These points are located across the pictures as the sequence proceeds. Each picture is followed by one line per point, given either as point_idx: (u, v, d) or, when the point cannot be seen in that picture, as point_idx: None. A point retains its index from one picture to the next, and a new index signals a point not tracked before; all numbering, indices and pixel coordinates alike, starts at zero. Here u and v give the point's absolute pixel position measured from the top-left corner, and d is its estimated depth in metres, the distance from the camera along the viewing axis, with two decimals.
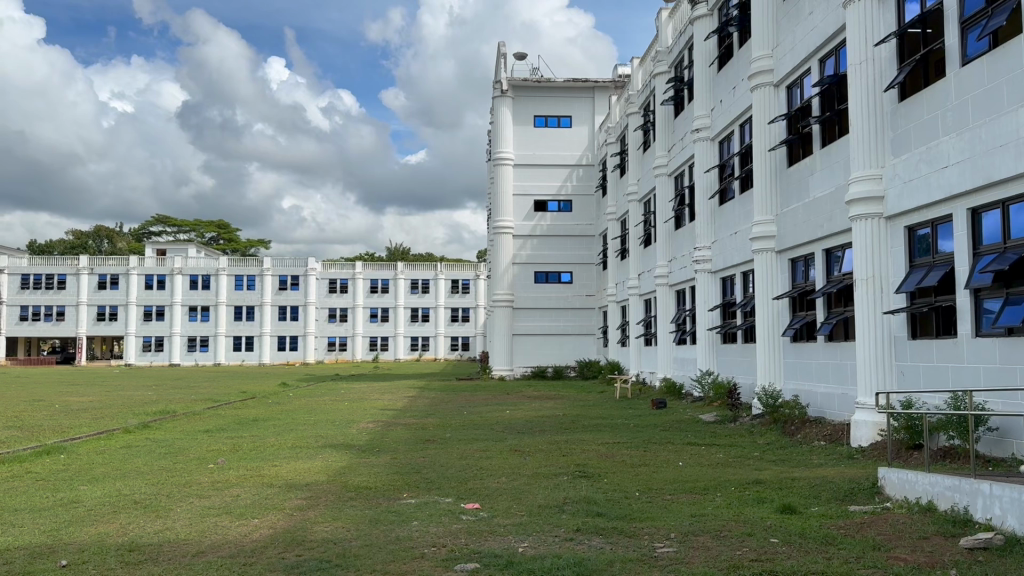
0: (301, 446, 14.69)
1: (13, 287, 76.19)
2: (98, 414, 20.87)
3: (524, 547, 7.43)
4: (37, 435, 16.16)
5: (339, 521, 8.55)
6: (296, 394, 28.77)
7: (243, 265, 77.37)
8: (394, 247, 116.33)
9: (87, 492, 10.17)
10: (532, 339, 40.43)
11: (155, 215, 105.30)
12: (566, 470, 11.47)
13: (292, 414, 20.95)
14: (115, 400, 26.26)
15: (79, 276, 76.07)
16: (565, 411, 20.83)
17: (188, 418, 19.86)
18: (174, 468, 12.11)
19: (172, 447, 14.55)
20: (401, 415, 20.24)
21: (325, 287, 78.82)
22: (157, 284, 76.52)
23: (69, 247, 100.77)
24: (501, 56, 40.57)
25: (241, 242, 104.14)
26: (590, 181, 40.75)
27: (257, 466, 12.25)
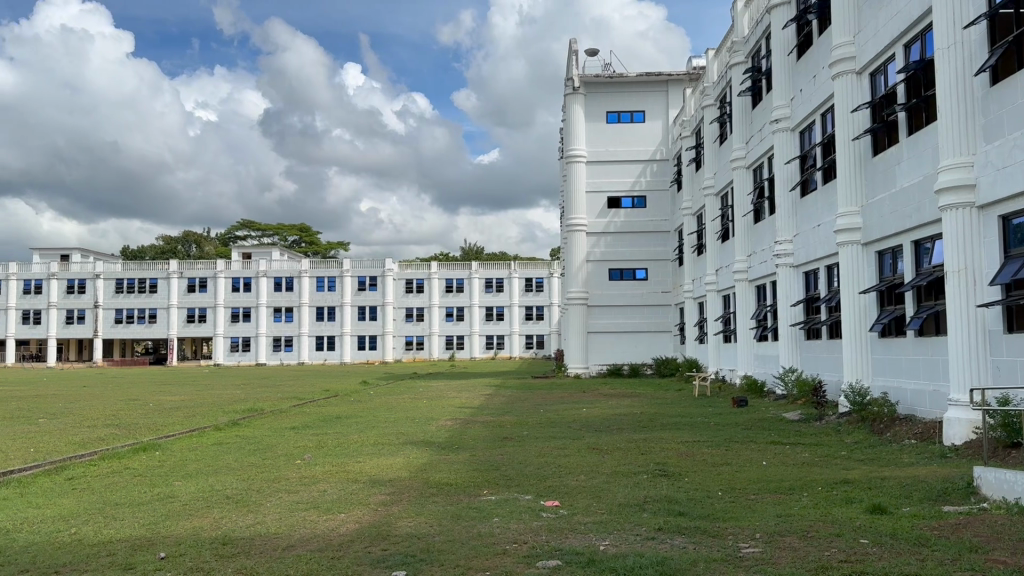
0: (381, 443, 14.96)
1: (109, 290, 79.93)
2: (191, 412, 21.75)
3: (605, 545, 7.41)
4: (134, 433, 16.91)
5: (422, 517, 8.69)
6: (379, 392, 29.37)
7: (323, 266, 79.30)
8: (469, 247, 117.29)
9: (183, 487, 10.62)
10: (608, 337, 40.16)
11: (240, 220, 108.96)
12: (647, 469, 11.35)
13: (373, 411, 21.40)
14: (208, 398, 27.32)
15: (170, 280, 79.34)
16: (643, 409, 20.66)
17: (274, 415, 20.47)
18: (261, 464, 12.50)
19: (260, 443, 15.02)
20: (478, 413, 20.40)
21: (402, 287, 80.01)
22: (244, 287, 79.17)
23: (161, 252, 105.18)
24: (572, 53, 40.46)
25: (321, 244, 106.76)
26: (664, 176, 40.27)
27: (341, 463, 12.53)
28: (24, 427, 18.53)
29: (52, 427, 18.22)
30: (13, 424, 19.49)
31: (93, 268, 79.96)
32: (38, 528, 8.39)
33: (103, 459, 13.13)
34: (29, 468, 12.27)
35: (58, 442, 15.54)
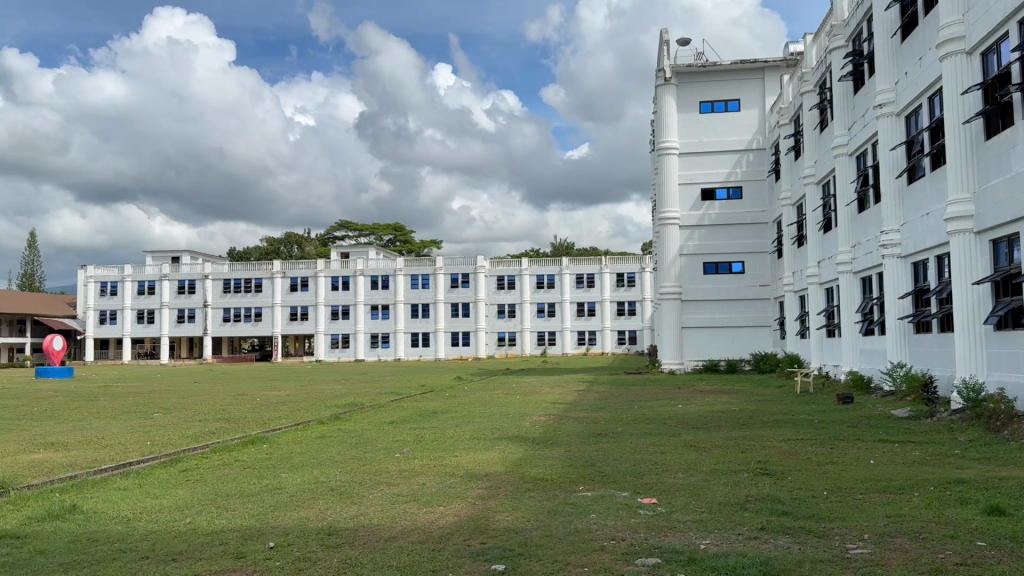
0: (477, 437, 15.11)
1: (217, 290, 83.62)
2: (295, 406, 22.55)
3: (706, 544, 7.28)
4: (243, 426, 17.66)
5: (519, 511, 8.76)
6: (473, 388, 29.77)
7: (417, 264, 80.77)
8: (560, 242, 117.13)
9: (289, 479, 11.03)
10: (704, 332, 39.44)
11: (339, 221, 112.24)
12: (747, 467, 11.13)
13: (468, 406, 21.70)
14: (310, 393, 28.27)
15: (273, 279, 82.43)
16: (743, 406, 20.24)
17: (373, 410, 21.04)
18: (362, 458, 12.83)
19: (361, 437, 15.44)
20: (572, 408, 20.38)
21: (493, 284, 80.58)
22: (343, 285, 81.60)
23: (264, 253, 109.38)
24: (663, 43, 39.86)
25: (415, 243, 108.80)
26: (761, 166, 39.29)
27: (439, 457, 12.73)
28: (144, 420, 19.65)
29: (169, 421, 19.20)
30: (133, 417, 20.66)
31: (202, 269, 83.83)
32: (156, 517, 8.87)
33: (214, 452, 13.74)
34: (147, 459, 12.96)
35: (174, 435, 16.37)
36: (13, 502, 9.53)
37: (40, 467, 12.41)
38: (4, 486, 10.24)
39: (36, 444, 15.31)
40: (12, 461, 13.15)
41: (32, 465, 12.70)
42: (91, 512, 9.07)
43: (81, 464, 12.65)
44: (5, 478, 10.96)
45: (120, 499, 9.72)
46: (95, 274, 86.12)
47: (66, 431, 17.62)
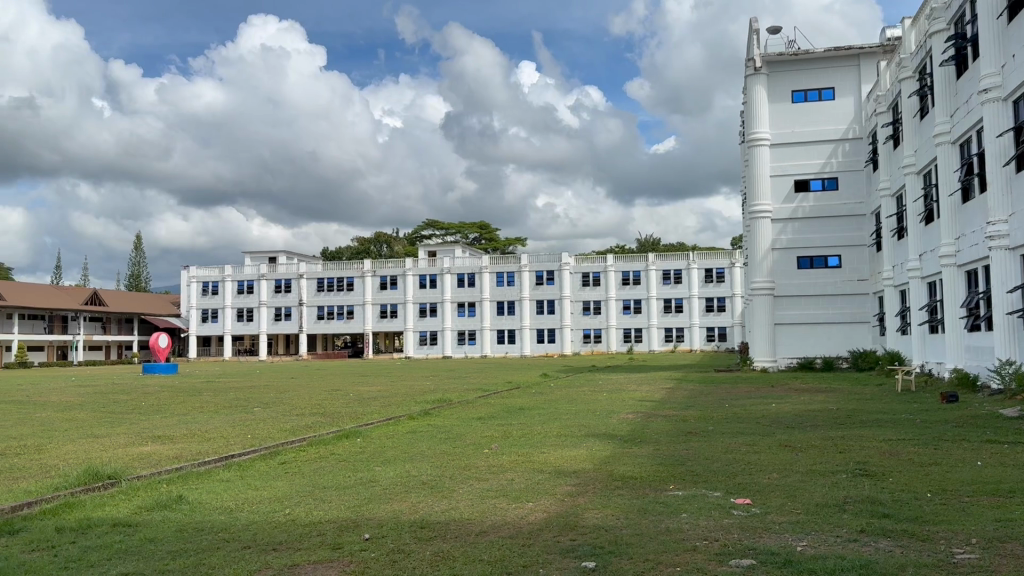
0: (565, 434, 15.08)
1: (311, 289, 86.26)
2: (387, 402, 23.03)
3: (803, 546, 7.11)
4: (339, 420, 18.17)
5: (609, 509, 8.73)
6: (560, 385, 29.81)
7: (503, 262, 81.42)
8: (645, 238, 115.87)
9: (382, 472, 11.30)
10: (798, 328, 38.32)
11: (426, 220, 114.06)
12: (844, 468, 10.79)
13: (555, 403, 21.76)
14: (401, 389, 28.79)
15: (364, 278, 84.53)
16: (839, 404, 19.66)
17: (461, 405, 21.33)
18: (452, 453, 13.01)
19: (450, 432, 15.69)
20: (660, 406, 20.17)
21: (578, 281, 80.29)
22: (430, 283, 82.97)
23: (355, 252, 112.09)
24: (753, 32, 38.92)
25: (500, 241, 109.53)
26: (858, 156, 37.92)
27: (527, 453, 12.79)
28: (244, 414, 20.43)
29: (267, 415, 19.93)
30: (233, 411, 21.56)
31: (297, 269, 86.58)
32: (257, 507, 9.22)
33: (311, 445, 14.16)
34: (248, 451, 13.50)
35: (272, 428, 16.96)
36: (125, 491, 10.05)
37: (149, 458, 13.06)
38: (117, 475, 10.82)
39: (146, 436, 16.10)
40: (124, 452, 13.89)
41: (142, 456, 13.38)
42: (196, 502, 9.50)
43: (187, 456, 13.26)
44: (119, 469, 11.58)
45: (223, 490, 10.14)
46: (197, 274, 90.01)
47: (173, 424, 18.50)
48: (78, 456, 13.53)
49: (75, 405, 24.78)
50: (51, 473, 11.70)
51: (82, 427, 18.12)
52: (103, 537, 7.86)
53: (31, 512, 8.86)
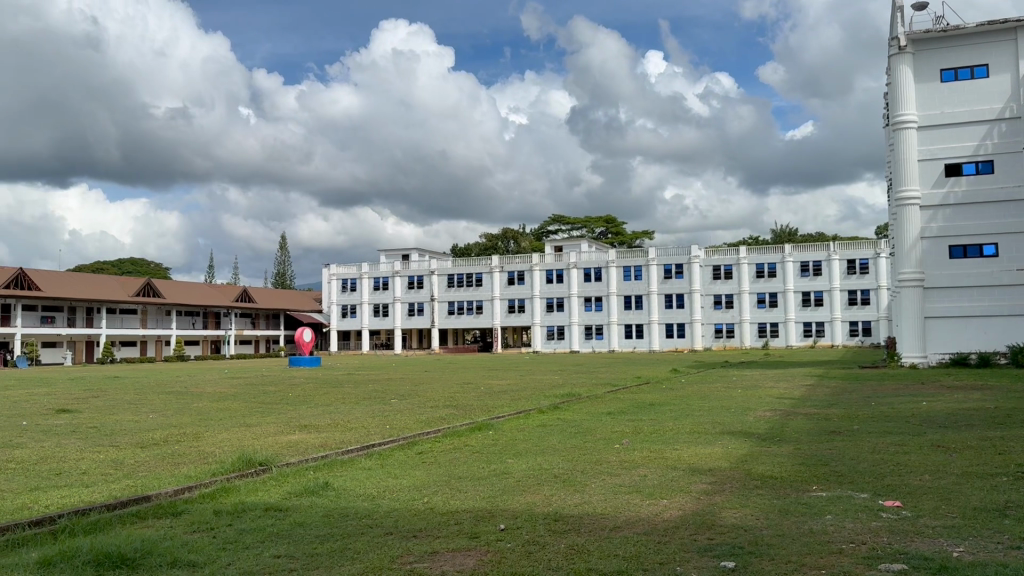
0: (698, 432, 14.74)
1: (442, 285, 88.42)
2: (516, 396, 23.28)
3: (960, 552, 6.67)
4: (471, 413, 18.56)
5: (749, 508, 8.51)
6: (691, 381, 29.26)
7: (630, 256, 80.62)
8: (780, 229, 111.95)
9: (516, 465, 11.44)
10: (950, 323, 35.92)
11: (553, 215, 114.50)
12: (1007, 471, 10.03)
13: (687, 399, 21.38)
14: (531, 383, 29.03)
15: (493, 274, 85.88)
16: (998, 403, 18.28)
17: (592, 400, 21.34)
18: (583, 448, 13.00)
19: (580, 426, 15.69)
20: (801, 403, 19.44)
21: (709, 274, 78.26)
22: (557, 278, 83.40)
23: (484, 248, 113.99)
24: (896, 9, 36.86)
25: (628, 235, 108.54)
26: (1017, 136, 35.16)
27: (660, 449, 12.62)
28: (382, 406, 21.23)
29: (404, 406, 20.61)
30: (373, 402, 22.44)
31: (428, 265, 88.96)
32: (397, 495, 9.54)
33: (446, 436, 14.52)
34: (387, 441, 14.00)
35: (409, 420, 17.51)
36: (275, 478, 10.64)
37: (297, 446, 13.78)
38: (268, 462, 11.48)
39: (293, 426, 17.00)
40: (275, 441, 14.70)
41: (290, 445, 14.12)
42: (340, 489, 9.94)
43: (331, 445, 13.89)
44: (270, 456, 12.29)
45: (365, 478, 10.57)
46: (336, 272, 94.07)
47: (318, 414, 19.44)
48: (233, 442, 14.44)
49: (230, 395, 26.47)
50: (209, 459, 12.55)
51: (236, 416, 19.34)
52: (256, 520, 8.35)
53: (192, 495, 9.52)
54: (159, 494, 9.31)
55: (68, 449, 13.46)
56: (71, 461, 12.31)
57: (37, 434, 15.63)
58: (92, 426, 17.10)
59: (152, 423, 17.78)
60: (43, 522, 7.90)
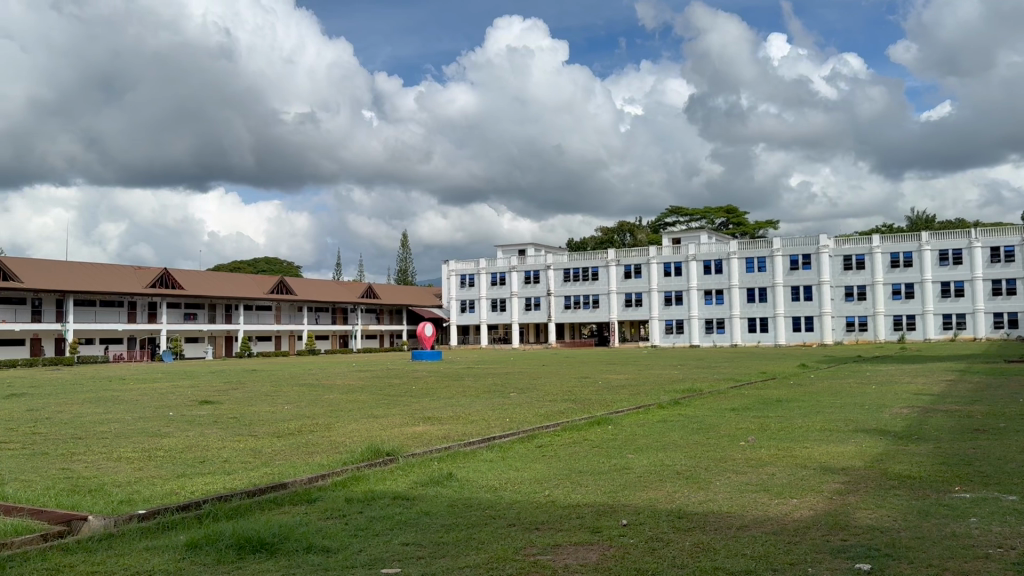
0: (829, 429, 14.18)
1: (559, 279, 88.64)
2: (635, 391, 23.06)
3: None
4: (590, 407, 18.55)
5: (884, 510, 8.11)
6: (821, 376, 28.18)
7: (753, 247, 78.28)
8: (916, 215, 106.09)
9: (635, 460, 11.34)
10: None
11: (671, 207, 112.66)
12: None
13: (815, 395, 20.62)
14: (650, 378, 28.83)
15: (609, 267, 85.41)
16: None
17: (714, 395, 20.93)
18: (706, 444, 12.75)
19: (702, 423, 15.37)
20: (941, 400, 18.40)
21: (839, 265, 74.87)
22: (675, 271, 82.04)
23: (600, 242, 113.45)
24: None
25: (750, 225, 105.51)
26: None
27: (788, 447, 12.20)
28: (501, 399, 21.50)
29: (523, 400, 20.82)
30: (493, 396, 22.80)
31: (545, 260, 89.37)
32: (519, 488, 9.65)
33: (565, 430, 14.54)
34: (507, 434, 14.17)
35: (529, 413, 17.68)
36: (402, 468, 10.96)
37: (421, 437, 14.17)
38: (395, 452, 11.83)
39: (417, 418, 17.45)
40: (400, 432, 15.13)
41: (415, 436, 14.51)
42: (464, 480, 10.13)
43: (454, 437, 14.22)
44: (396, 447, 12.70)
45: (487, 470, 10.74)
46: (455, 267, 95.90)
47: (440, 406, 19.93)
48: (361, 434, 14.97)
49: (356, 388, 27.55)
50: (339, 449, 13.08)
51: (364, 408, 20.10)
52: (384, 509, 8.63)
53: (325, 483, 9.96)
54: (295, 482, 9.77)
55: (212, 438, 14.34)
56: (213, 449, 13.09)
57: (183, 423, 16.71)
58: (233, 416, 18.15)
59: (287, 414, 18.74)
60: (190, 507, 8.43)
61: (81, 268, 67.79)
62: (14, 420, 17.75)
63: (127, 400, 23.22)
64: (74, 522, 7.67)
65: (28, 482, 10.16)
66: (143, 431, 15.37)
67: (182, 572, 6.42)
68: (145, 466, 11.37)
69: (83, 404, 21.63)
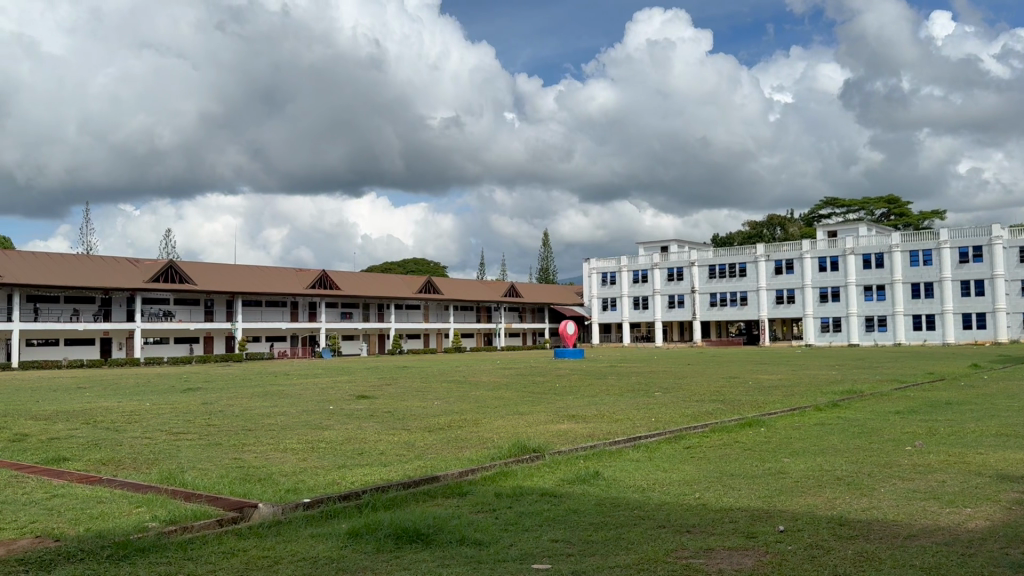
0: (1007, 434, 13.07)
1: (704, 276, 86.69)
2: (788, 391, 22.21)
3: None
4: (740, 408, 17.97)
5: None
6: (997, 377, 25.86)
7: (917, 239, 73.44)
8: None
9: (792, 465, 10.87)
10: None
11: (825, 199, 107.45)
12: None
13: (989, 397, 19.11)
14: (805, 378, 27.51)
15: (758, 263, 82.68)
16: None
17: (876, 397, 19.75)
18: (868, 449, 12.06)
19: (864, 426, 14.58)
20: None
21: (1014, 257, 68.89)
22: (831, 266, 78.28)
23: (748, 237, 109.76)
24: None
25: (913, 216, 99.06)
26: None
27: (961, 454, 11.33)
28: (646, 398, 21.19)
29: (670, 399, 20.48)
30: (636, 394, 22.54)
31: (689, 257, 87.61)
32: (668, 489, 9.49)
33: (714, 431, 14.22)
34: (654, 434, 13.98)
35: (676, 413, 17.41)
36: (550, 464, 11.07)
37: (566, 434, 14.28)
38: (541, 450, 11.92)
39: (562, 415, 17.54)
40: (547, 429, 15.25)
41: (561, 433, 14.60)
42: (611, 479, 10.09)
43: (600, 435, 14.16)
44: (542, 443, 12.81)
45: (635, 470, 10.65)
46: (597, 266, 95.66)
47: (586, 404, 19.91)
48: (508, 429, 15.21)
49: (501, 385, 28.00)
50: (487, 444, 13.37)
51: (509, 404, 20.42)
52: (533, 504, 8.73)
53: (475, 477, 10.20)
54: (447, 474, 10.08)
55: (368, 431, 15.01)
56: (370, 441, 13.71)
57: (342, 417, 17.56)
58: (387, 410, 18.97)
59: (437, 409, 19.34)
60: (350, 497, 8.84)
61: (247, 270, 72.47)
62: (191, 412, 19.23)
63: (291, 394, 24.66)
64: (246, 509, 8.20)
65: (205, 470, 10.97)
66: (306, 423, 16.26)
67: (344, 559, 6.73)
68: (308, 456, 12.06)
69: (252, 398, 23.15)
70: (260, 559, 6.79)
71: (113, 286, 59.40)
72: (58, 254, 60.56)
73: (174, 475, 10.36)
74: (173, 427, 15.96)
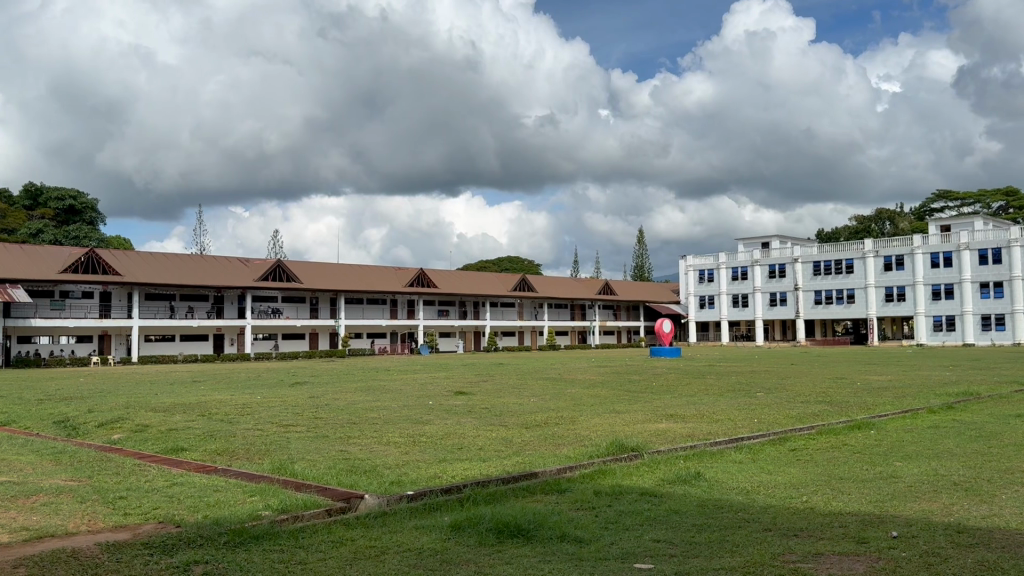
0: None
1: (808, 273, 84.04)
2: (898, 393, 21.23)
3: None
4: (847, 410, 17.34)
5: None
6: None
7: None
8: None
9: (904, 468, 10.45)
10: None
11: (937, 191, 102.35)
12: None
13: None
14: (916, 380, 26.27)
15: (866, 259, 79.52)
16: None
17: (995, 399, 18.74)
18: (987, 453, 11.42)
19: (981, 430, 13.83)
20: None
21: None
22: (944, 262, 74.44)
23: (854, 232, 105.62)
24: None
25: None
26: None
27: None
28: (747, 398, 20.70)
29: (772, 400, 19.97)
30: (737, 394, 22.04)
31: (792, 253, 85.12)
32: (773, 492, 9.24)
33: (820, 434, 13.75)
34: (757, 436, 13.65)
35: (780, 414, 16.95)
36: (648, 463, 10.96)
37: (665, 434, 14.11)
38: (639, 449, 11.79)
39: (661, 414, 17.36)
40: (645, 428, 15.13)
41: (659, 432, 14.45)
42: (713, 480, 9.91)
43: (700, 435, 13.92)
44: (641, 443, 12.69)
45: (737, 471, 10.44)
46: (695, 263, 94.12)
47: (684, 404, 19.59)
48: (605, 428, 15.13)
49: (599, 383, 27.90)
50: (584, 442, 13.34)
51: (606, 402, 20.32)
52: (632, 504, 8.65)
53: (574, 474, 10.19)
54: (546, 471, 10.13)
55: (466, 427, 15.26)
56: (470, 437, 13.90)
57: (442, 412, 17.89)
58: (485, 406, 19.18)
59: (535, 406, 19.44)
60: (452, 490, 8.99)
61: (349, 269, 74.55)
62: (298, 405, 19.97)
63: (392, 389, 25.29)
64: (353, 500, 8.47)
65: (313, 461, 11.37)
66: (408, 418, 16.66)
67: (447, 551, 6.86)
68: (411, 450, 12.34)
69: (356, 393, 23.83)
70: (367, 549, 6.99)
71: (224, 286, 62.11)
72: (176, 255, 63.82)
73: (285, 465, 10.79)
74: (282, 419, 16.62)
